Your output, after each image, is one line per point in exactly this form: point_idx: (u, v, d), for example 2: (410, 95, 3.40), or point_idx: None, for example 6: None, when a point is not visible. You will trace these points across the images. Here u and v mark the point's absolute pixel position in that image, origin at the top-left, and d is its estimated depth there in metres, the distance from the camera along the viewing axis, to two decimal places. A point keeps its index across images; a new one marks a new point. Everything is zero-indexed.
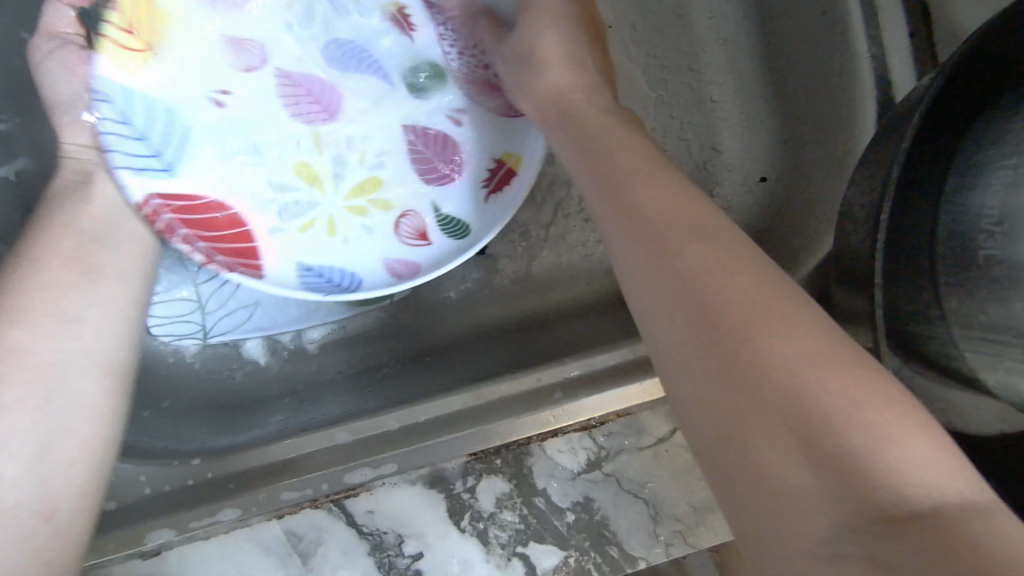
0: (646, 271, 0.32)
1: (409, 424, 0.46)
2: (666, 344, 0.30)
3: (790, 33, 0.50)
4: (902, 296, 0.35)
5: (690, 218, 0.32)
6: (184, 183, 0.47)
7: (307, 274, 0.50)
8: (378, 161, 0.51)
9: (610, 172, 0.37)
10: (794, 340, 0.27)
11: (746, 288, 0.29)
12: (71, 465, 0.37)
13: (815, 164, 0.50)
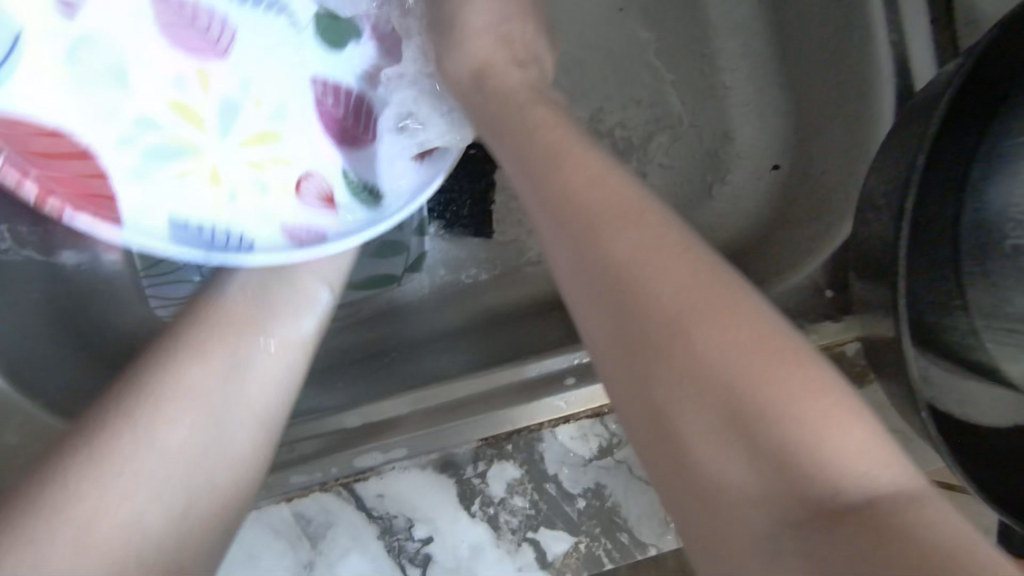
0: (575, 262, 0.30)
1: (419, 409, 0.45)
2: (599, 345, 0.30)
3: (808, 21, 0.52)
4: (925, 284, 0.37)
5: (623, 202, 0.30)
6: (9, 108, 0.34)
7: (181, 234, 0.37)
8: (274, 110, 0.42)
9: (537, 161, 0.34)
10: (722, 331, 0.26)
11: (675, 279, 0.27)
12: (245, 441, 0.35)
13: (830, 150, 0.52)
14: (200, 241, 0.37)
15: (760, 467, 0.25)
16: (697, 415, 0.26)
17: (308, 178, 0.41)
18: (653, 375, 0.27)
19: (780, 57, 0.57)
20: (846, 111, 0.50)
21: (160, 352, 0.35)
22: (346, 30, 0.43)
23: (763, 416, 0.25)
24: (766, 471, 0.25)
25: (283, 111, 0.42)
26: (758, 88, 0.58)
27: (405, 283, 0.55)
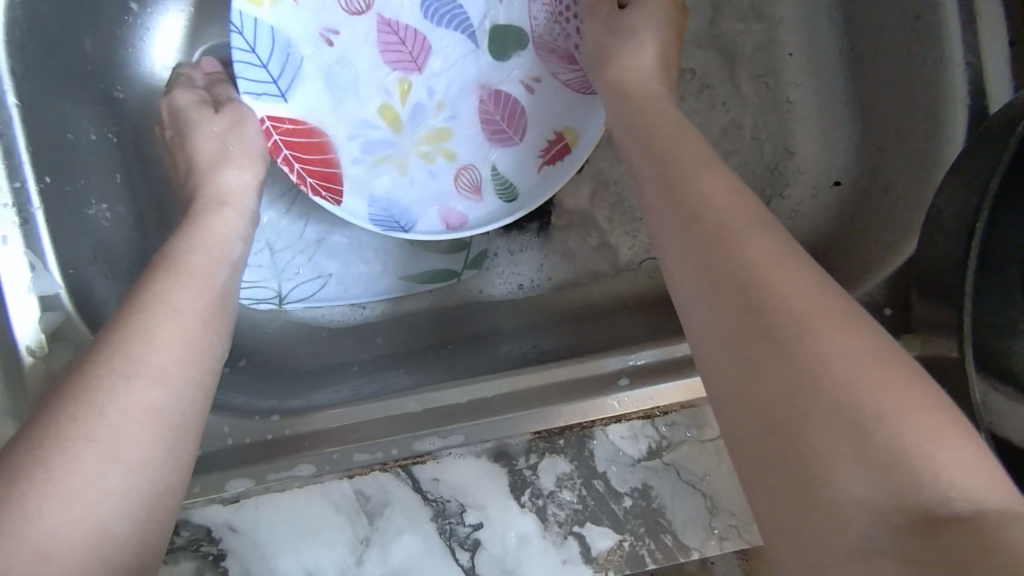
0: (700, 265, 0.33)
1: (477, 399, 0.48)
2: (712, 344, 0.32)
3: (881, 40, 0.52)
4: (988, 305, 0.38)
5: (752, 216, 0.34)
6: (288, 108, 0.52)
7: (375, 209, 0.54)
8: (450, 114, 0.55)
9: (670, 172, 0.38)
10: (849, 338, 0.28)
11: (801, 288, 0.30)
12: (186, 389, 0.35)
13: (896, 170, 0.52)
14: (383, 214, 0.54)
15: (873, 470, 0.26)
16: (818, 413, 0.27)
17: (462, 169, 0.55)
18: (772, 371, 0.28)
19: (848, 74, 0.57)
20: (916, 130, 0.50)
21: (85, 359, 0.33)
22: (516, 46, 0.53)
23: (883, 420, 0.26)
24: (883, 475, 0.25)
25: (454, 116, 0.55)
26: (824, 104, 0.58)
27: (466, 280, 0.59)
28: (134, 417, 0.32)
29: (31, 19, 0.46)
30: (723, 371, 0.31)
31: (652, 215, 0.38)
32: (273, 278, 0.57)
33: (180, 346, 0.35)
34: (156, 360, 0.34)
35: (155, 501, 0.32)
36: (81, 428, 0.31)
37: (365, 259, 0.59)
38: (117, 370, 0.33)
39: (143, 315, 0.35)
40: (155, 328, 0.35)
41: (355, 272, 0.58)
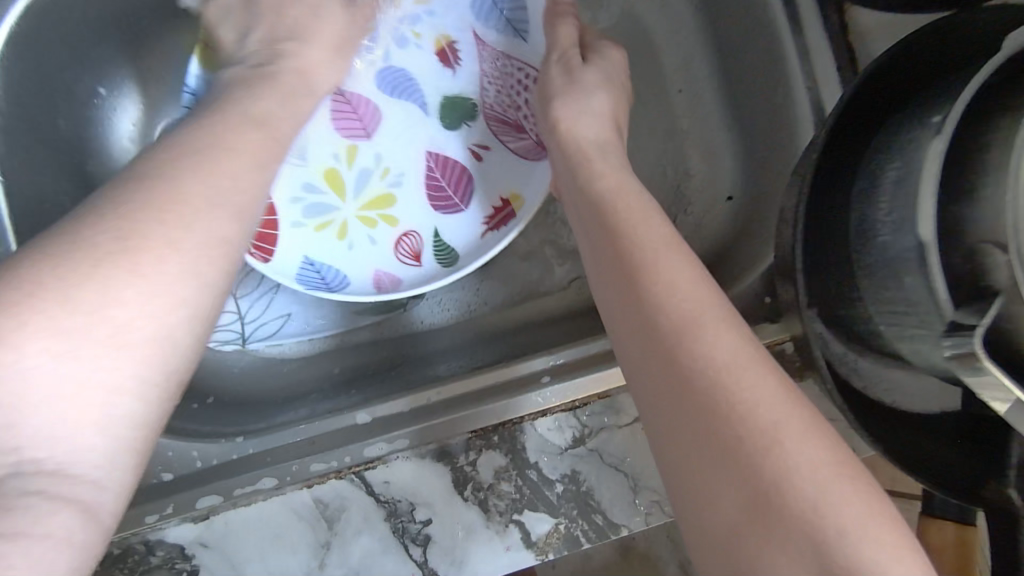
0: (658, 365, 0.36)
1: (418, 406, 0.53)
2: (672, 443, 0.35)
3: (743, 70, 0.62)
4: (833, 280, 0.45)
5: (714, 310, 0.36)
6: None
7: (307, 268, 0.61)
8: (394, 185, 0.63)
9: (626, 260, 0.40)
10: (810, 449, 0.32)
11: (766, 397, 0.33)
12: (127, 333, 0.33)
13: (769, 181, 0.61)
14: (314, 275, 0.60)
15: None
16: (792, 539, 0.30)
17: (403, 236, 0.62)
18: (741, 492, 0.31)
19: (724, 100, 0.66)
20: (778, 142, 0.59)
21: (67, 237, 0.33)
22: (466, 115, 0.62)
23: (847, 540, 0.30)
24: None
25: (398, 187, 0.63)
26: (710, 129, 0.67)
27: (411, 309, 0.65)
28: (122, 353, 0.33)
29: (13, 106, 0.53)
30: (693, 474, 0.33)
31: (611, 303, 0.41)
32: (236, 321, 0.63)
33: (174, 275, 0.35)
34: (143, 293, 0.33)
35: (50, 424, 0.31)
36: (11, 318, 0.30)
37: (317, 298, 0.65)
38: (94, 297, 0.32)
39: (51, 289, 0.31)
40: (149, 250, 0.34)
41: (310, 308, 0.65)
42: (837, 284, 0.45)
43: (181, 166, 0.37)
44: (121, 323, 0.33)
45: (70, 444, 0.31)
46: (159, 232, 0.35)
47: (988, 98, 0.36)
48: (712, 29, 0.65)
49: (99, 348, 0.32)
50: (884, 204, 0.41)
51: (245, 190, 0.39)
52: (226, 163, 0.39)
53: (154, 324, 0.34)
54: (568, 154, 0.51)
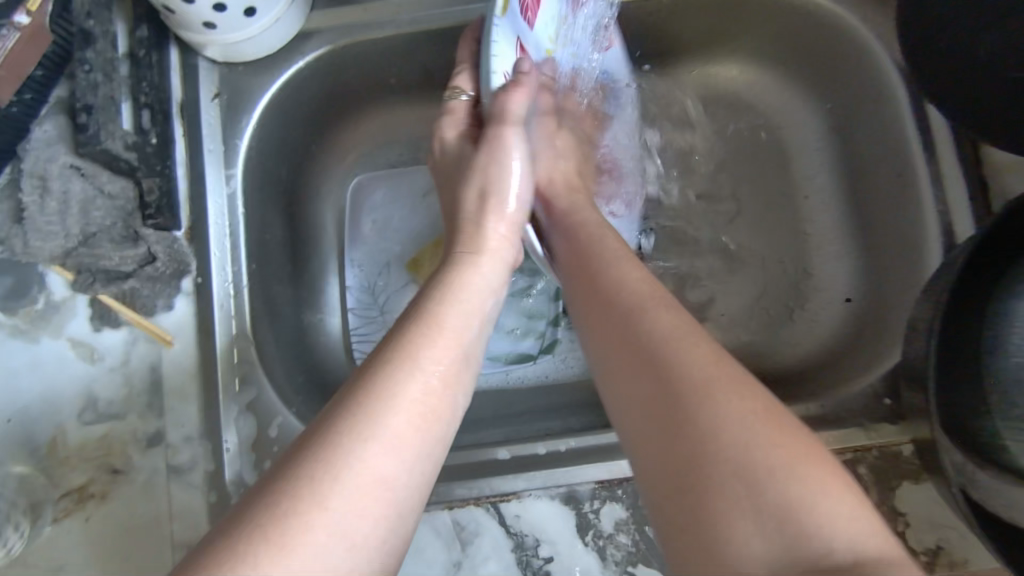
0: (611, 327, 0.45)
1: (552, 451, 0.59)
2: (633, 417, 0.41)
3: (874, 186, 0.68)
4: (964, 396, 0.49)
5: (662, 302, 0.45)
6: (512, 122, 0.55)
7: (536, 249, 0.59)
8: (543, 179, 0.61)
9: (581, 250, 0.52)
10: (736, 400, 0.38)
11: (698, 358, 0.40)
12: (423, 470, 0.40)
13: (891, 287, 0.65)
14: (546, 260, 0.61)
15: (763, 522, 0.35)
16: (724, 475, 0.36)
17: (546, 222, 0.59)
18: (693, 460, 0.37)
19: (851, 214, 0.71)
20: (906, 252, 0.64)
21: (371, 385, 0.40)
22: None
23: (771, 475, 0.36)
24: (762, 517, 0.35)
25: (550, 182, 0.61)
26: (834, 233, 0.72)
27: (539, 362, 0.73)
28: (368, 558, 0.37)
29: (258, 155, 0.66)
30: (651, 457, 0.39)
31: (569, 285, 0.51)
32: None
33: (403, 478, 0.39)
34: (376, 507, 0.37)
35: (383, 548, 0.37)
36: (351, 456, 0.37)
37: None
38: (333, 524, 0.36)
39: (367, 434, 0.38)
40: (373, 472, 0.37)
41: None
42: (965, 396, 0.49)
43: (391, 382, 0.40)
44: (363, 535, 0.36)
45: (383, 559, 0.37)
46: (377, 447, 0.38)
47: None
48: (844, 147, 0.72)
49: (356, 552, 0.36)
50: None
51: (451, 389, 0.42)
52: (430, 371, 0.42)
53: (391, 527, 0.38)
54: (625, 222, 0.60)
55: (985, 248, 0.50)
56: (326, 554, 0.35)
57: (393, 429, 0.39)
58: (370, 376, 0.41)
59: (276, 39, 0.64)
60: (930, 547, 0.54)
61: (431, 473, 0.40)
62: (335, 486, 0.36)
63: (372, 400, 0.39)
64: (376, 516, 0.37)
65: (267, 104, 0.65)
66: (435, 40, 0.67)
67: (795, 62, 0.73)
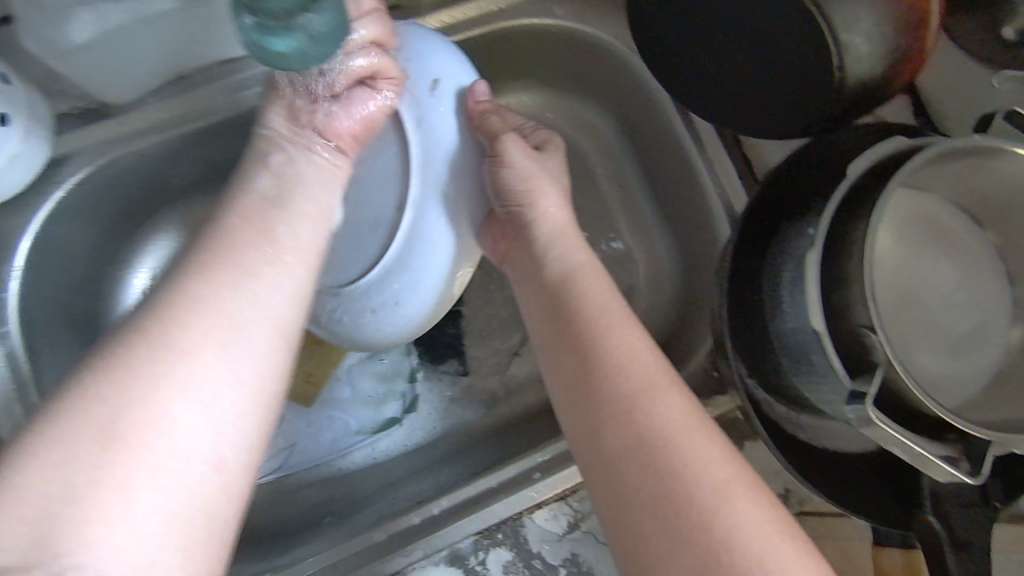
0: (617, 406, 0.43)
1: (426, 517, 0.59)
2: (614, 475, 0.42)
3: (666, 180, 0.73)
4: (763, 357, 0.54)
5: (667, 382, 0.44)
6: (442, 127, 0.53)
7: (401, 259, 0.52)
8: (355, 252, 0.54)
9: (565, 327, 0.49)
10: (751, 506, 0.39)
11: (714, 457, 0.41)
12: (266, 337, 0.42)
13: (703, 267, 0.71)
14: (404, 285, 0.53)
15: None
16: None
17: (346, 286, 0.54)
18: (684, 545, 0.38)
19: (657, 204, 0.76)
20: (703, 235, 0.70)
21: (212, 244, 0.44)
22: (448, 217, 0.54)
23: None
24: None
25: (367, 268, 0.53)
26: (644, 226, 0.77)
27: (406, 423, 0.73)
28: (181, 465, 0.37)
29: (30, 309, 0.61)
30: (640, 527, 0.40)
31: (553, 360, 0.49)
32: None
33: (219, 392, 0.39)
34: (224, 339, 0.40)
35: (228, 420, 0.39)
36: (193, 290, 0.41)
37: (322, 426, 0.72)
38: (173, 352, 0.38)
39: (211, 272, 0.42)
40: (223, 304, 0.41)
41: (312, 440, 0.72)
42: (762, 359, 0.55)
43: (236, 242, 0.44)
44: (171, 446, 0.37)
45: (215, 428, 0.38)
46: (229, 287, 0.42)
47: (851, 209, 0.47)
48: (634, 146, 0.77)
49: (157, 465, 0.36)
50: (784, 296, 0.52)
51: (297, 243, 0.47)
52: (217, 291, 0.41)
53: (215, 442, 0.38)
54: (562, 286, 0.51)
55: (753, 220, 0.56)
56: (110, 451, 0.35)
57: (230, 278, 0.42)
58: (224, 236, 0.44)
59: (22, 175, 0.57)
60: (780, 493, 0.60)
61: (280, 337, 0.43)
62: (167, 339, 0.39)
63: (212, 249, 0.43)
64: (197, 426, 0.38)
65: (28, 250, 0.59)
66: (208, 134, 0.63)
67: (573, 78, 0.76)
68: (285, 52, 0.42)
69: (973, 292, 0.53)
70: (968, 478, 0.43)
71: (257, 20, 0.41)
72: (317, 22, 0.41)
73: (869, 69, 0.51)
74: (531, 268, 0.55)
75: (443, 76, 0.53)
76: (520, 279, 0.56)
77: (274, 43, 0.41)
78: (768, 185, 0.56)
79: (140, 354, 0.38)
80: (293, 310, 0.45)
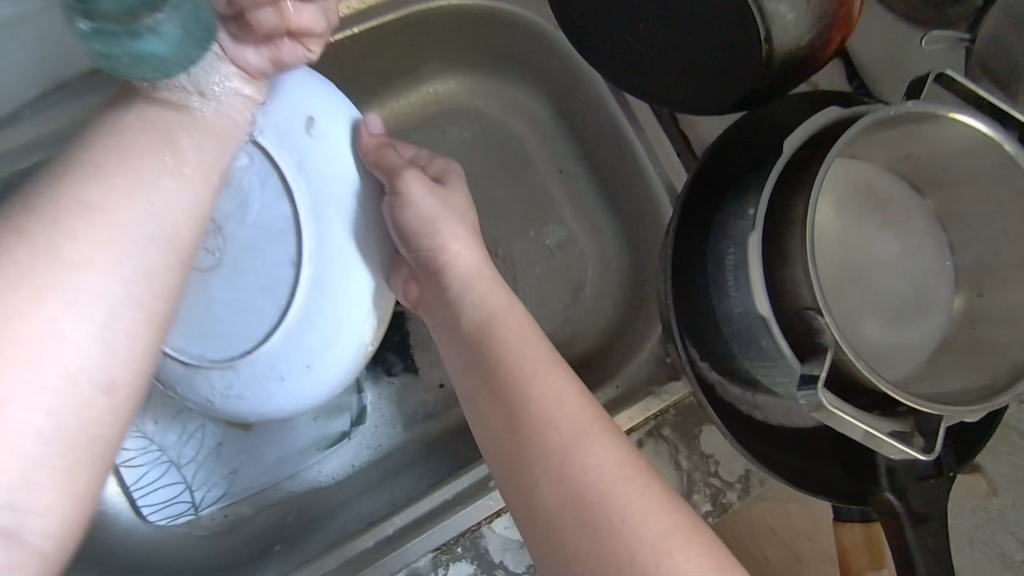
0: (551, 466, 0.43)
1: (381, 539, 0.56)
2: (552, 534, 0.41)
3: (606, 161, 0.71)
4: (711, 341, 0.53)
5: (597, 432, 0.44)
6: (330, 172, 0.49)
7: (301, 321, 0.48)
8: (246, 320, 0.48)
9: (493, 378, 0.48)
10: (687, 547, 0.40)
11: (650, 506, 0.41)
12: (162, 259, 0.39)
13: (652, 249, 0.69)
14: (307, 349, 0.49)
15: None
16: None
17: (241, 358, 0.48)
18: None
19: (598, 187, 0.73)
20: (646, 216, 0.68)
21: (104, 143, 0.39)
22: (349, 270, 0.49)
23: None
24: None
25: (268, 336, 0.48)
26: (587, 210, 0.74)
27: (354, 437, 0.69)
28: (59, 387, 0.34)
29: None
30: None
31: (483, 415, 0.48)
32: (184, 491, 0.66)
33: (110, 312, 0.36)
34: (116, 261, 0.37)
35: (119, 343, 0.36)
36: (75, 197, 0.36)
37: (263, 449, 0.68)
38: (58, 277, 0.35)
39: (99, 175, 0.37)
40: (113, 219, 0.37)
41: (257, 464, 0.68)
42: (711, 343, 0.54)
43: (131, 139, 0.39)
44: (50, 368, 0.34)
45: (100, 354, 0.36)
46: (124, 198, 0.38)
47: (788, 187, 0.46)
48: (570, 127, 0.74)
49: (38, 387, 0.34)
50: (730, 282, 0.50)
51: (203, 154, 0.42)
52: (113, 196, 0.37)
53: (105, 366, 0.36)
54: (483, 331, 0.50)
55: (694, 201, 0.54)
56: None
57: (122, 184, 0.38)
58: (120, 132, 0.39)
59: None
60: (741, 474, 0.59)
61: (179, 258, 0.40)
62: (50, 251, 0.35)
63: (103, 150, 0.38)
64: (83, 347, 0.35)
65: None
66: None
67: (501, 59, 0.73)
68: (137, 58, 0.37)
69: (915, 258, 0.53)
70: (923, 456, 0.43)
71: (92, 26, 0.36)
72: (174, 21, 0.38)
73: (796, 37, 0.49)
74: (450, 306, 0.53)
75: (318, 115, 0.49)
76: (436, 325, 0.55)
77: (116, 51, 0.36)
78: (707, 162, 0.54)
79: (16, 266, 0.34)
80: (196, 227, 0.41)
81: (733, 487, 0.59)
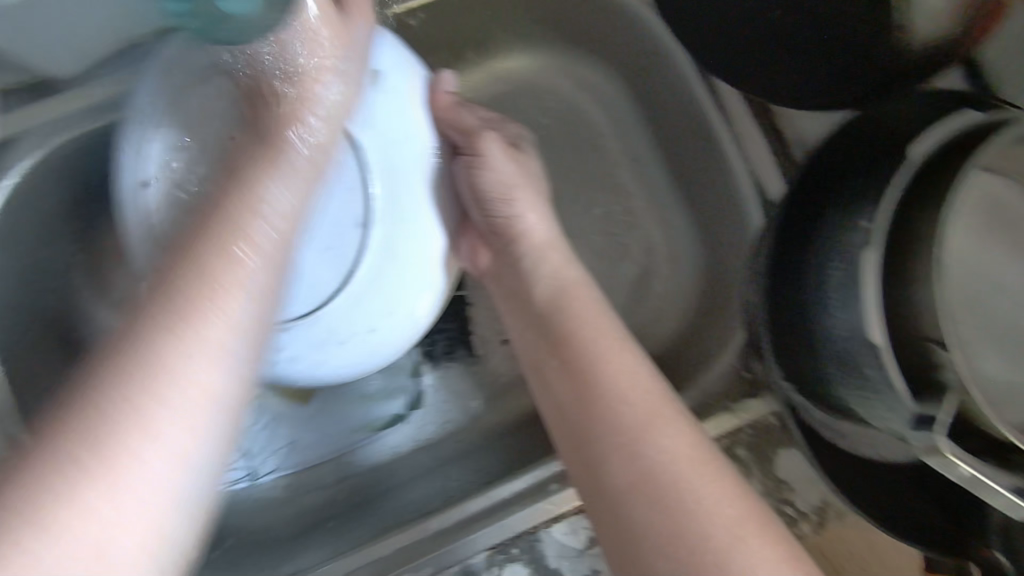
0: (620, 440, 0.40)
1: (438, 531, 0.55)
2: (619, 515, 0.39)
3: (687, 154, 0.67)
4: (800, 363, 0.49)
5: (671, 415, 0.41)
6: (400, 132, 0.48)
7: (361, 283, 0.47)
8: (309, 279, 0.48)
9: (569, 344, 0.46)
10: (771, 552, 0.36)
11: (727, 496, 0.37)
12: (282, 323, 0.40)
13: (731, 253, 0.65)
14: (367, 313, 0.48)
15: None
16: None
17: (299, 321, 0.48)
18: None
19: (674, 181, 0.70)
20: (727, 217, 0.64)
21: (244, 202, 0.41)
22: (413, 230, 0.48)
23: None
24: None
25: (329, 297, 0.47)
26: (661, 206, 0.70)
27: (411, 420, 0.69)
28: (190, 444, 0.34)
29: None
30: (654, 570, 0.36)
31: (552, 380, 0.46)
32: (246, 458, 0.67)
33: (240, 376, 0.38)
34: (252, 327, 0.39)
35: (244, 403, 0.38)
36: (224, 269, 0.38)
37: (323, 423, 0.69)
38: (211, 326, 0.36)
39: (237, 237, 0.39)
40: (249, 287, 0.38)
41: (316, 438, 0.68)
42: (802, 363, 0.49)
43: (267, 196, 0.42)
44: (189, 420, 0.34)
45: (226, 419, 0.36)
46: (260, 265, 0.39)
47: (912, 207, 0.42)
48: (649, 115, 0.70)
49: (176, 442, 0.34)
50: (832, 301, 0.45)
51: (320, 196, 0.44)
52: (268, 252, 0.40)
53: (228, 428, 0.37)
54: (561, 299, 0.49)
55: (790, 209, 0.50)
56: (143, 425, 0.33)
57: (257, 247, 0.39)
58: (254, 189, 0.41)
59: None
60: (816, 504, 0.55)
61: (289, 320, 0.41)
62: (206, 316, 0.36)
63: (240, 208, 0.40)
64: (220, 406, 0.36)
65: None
66: None
67: (579, 37, 0.69)
68: None
69: None
70: None
71: None
72: None
73: None
74: (525, 272, 0.52)
75: (388, 74, 0.48)
76: (502, 294, 0.53)
77: None
78: (806, 168, 0.50)
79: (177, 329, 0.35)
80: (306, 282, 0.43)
81: (807, 517, 0.55)
